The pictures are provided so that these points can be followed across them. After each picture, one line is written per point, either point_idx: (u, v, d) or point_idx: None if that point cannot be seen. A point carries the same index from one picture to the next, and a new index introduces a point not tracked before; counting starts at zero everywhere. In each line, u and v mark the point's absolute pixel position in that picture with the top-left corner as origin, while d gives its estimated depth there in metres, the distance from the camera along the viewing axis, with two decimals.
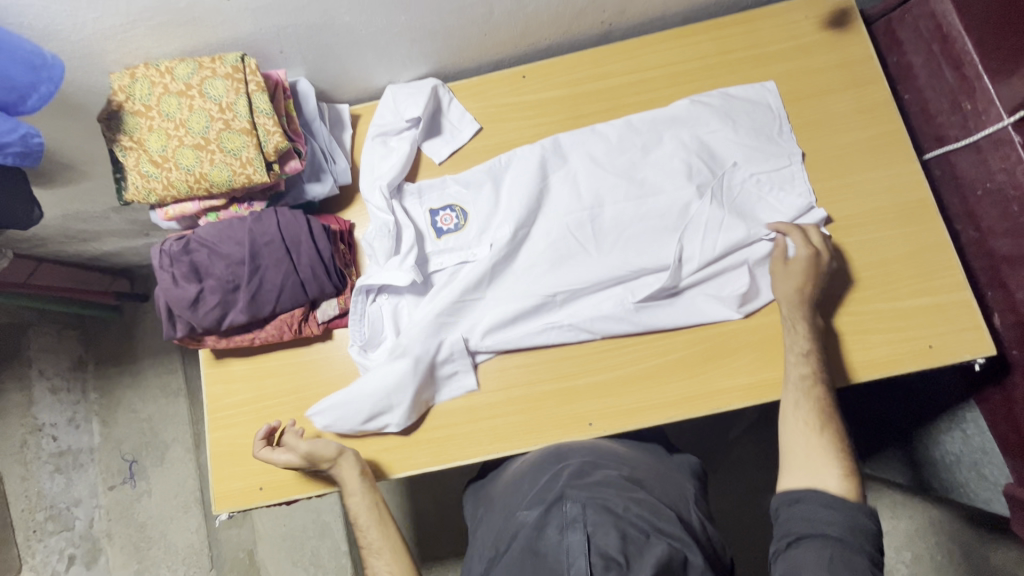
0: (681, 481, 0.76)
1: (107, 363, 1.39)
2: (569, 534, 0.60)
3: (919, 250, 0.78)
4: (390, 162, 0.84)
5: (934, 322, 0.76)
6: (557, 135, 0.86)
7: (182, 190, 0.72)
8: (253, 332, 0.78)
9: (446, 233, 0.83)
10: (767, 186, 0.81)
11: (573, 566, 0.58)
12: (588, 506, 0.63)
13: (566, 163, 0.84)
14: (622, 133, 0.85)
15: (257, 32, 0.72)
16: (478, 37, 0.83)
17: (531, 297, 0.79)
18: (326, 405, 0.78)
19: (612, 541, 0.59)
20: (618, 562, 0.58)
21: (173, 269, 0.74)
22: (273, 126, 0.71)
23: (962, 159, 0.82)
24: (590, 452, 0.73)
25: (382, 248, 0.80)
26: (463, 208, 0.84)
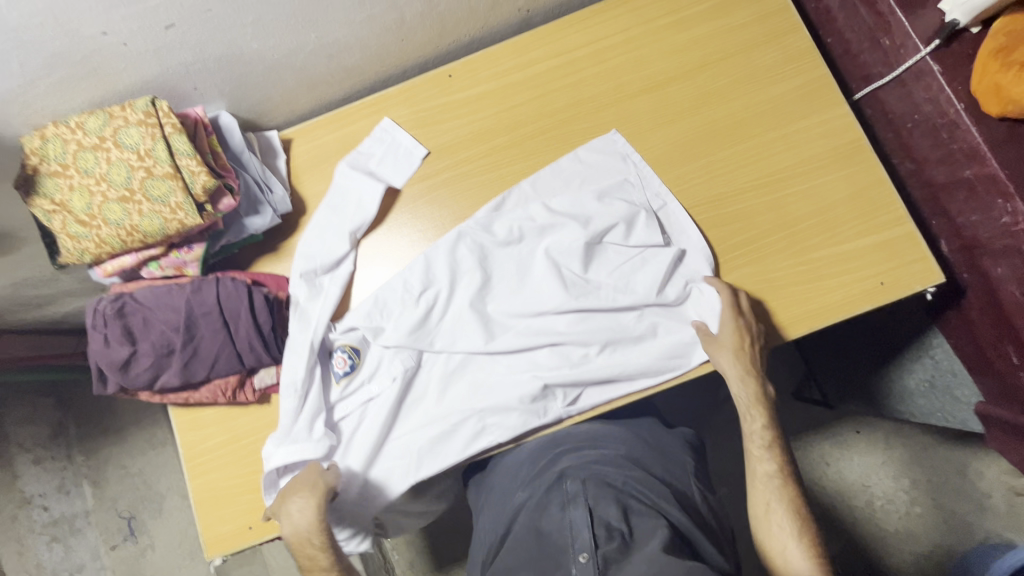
0: (678, 454, 0.77)
1: (88, 424, 1.37)
2: (572, 509, 0.64)
3: (860, 190, 0.79)
4: (317, 313, 0.80)
5: (883, 259, 0.77)
6: (427, 252, 0.83)
7: (115, 245, 0.70)
8: (185, 393, 0.76)
9: (343, 377, 0.80)
10: (641, 254, 0.80)
11: (578, 539, 0.61)
12: (588, 482, 0.67)
13: (439, 277, 0.82)
14: (493, 221, 0.83)
15: (166, 72, 0.70)
16: (396, 44, 0.82)
17: (448, 418, 0.79)
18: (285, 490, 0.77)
19: (614, 512, 0.63)
20: (621, 531, 0.62)
21: (106, 331, 0.71)
22: (197, 166, 0.69)
23: (889, 95, 0.83)
24: (586, 435, 0.77)
25: (286, 422, 0.77)
26: (355, 348, 0.81)
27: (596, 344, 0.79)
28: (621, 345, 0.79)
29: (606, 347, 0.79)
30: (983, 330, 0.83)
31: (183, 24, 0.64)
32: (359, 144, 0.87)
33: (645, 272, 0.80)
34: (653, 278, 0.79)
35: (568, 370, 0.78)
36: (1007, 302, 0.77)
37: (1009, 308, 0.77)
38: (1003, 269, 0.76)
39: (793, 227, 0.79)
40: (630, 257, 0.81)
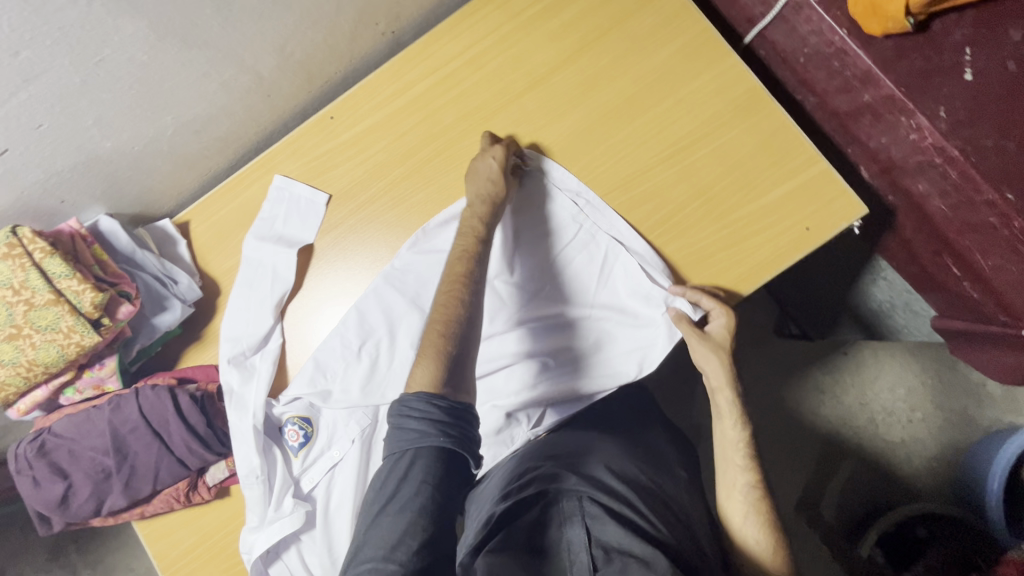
0: (674, 468, 0.77)
1: (82, 539, 1.35)
2: (569, 530, 0.63)
3: (767, 139, 0.77)
4: (252, 390, 0.77)
5: (803, 205, 0.75)
6: (356, 304, 0.79)
7: (19, 383, 0.67)
8: (139, 507, 0.75)
9: (300, 448, 0.78)
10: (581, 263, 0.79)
11: (577, 563, 0.60)
12: (585, 500, 0.66)
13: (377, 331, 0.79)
14: (415, 262, 0.79)
15: (22, 195, 0.66)
16: (264, 101, 0.79)
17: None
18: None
19: (613, 531, 0.62)
20: (619, 551, 0.60)
21: (34, 471, 0.70)
22: (79, 284, 0.66)
23: (775, 34, 0.80)
24: (579, 446, 0.75)
25: (255, 507, 0.74)
26: (306, 417, 0.79)
27: (552, 358, 0.81)
28: (578, 356, 0.80)
29: (562, 362, 0.80)
30: (922, 249, 0.81)
31: (17, 145, 0.60)
32: (260, 211, 0.83)
33: (592, 290, 0.79)
34: (600, 295, 0.78)
35: (528, 392, 0.81)
36: (937, 217, 0.75)
37: (938, 222, 0.75)
38: (924, 185, 0.74)
39: (708, 191, 0.77)
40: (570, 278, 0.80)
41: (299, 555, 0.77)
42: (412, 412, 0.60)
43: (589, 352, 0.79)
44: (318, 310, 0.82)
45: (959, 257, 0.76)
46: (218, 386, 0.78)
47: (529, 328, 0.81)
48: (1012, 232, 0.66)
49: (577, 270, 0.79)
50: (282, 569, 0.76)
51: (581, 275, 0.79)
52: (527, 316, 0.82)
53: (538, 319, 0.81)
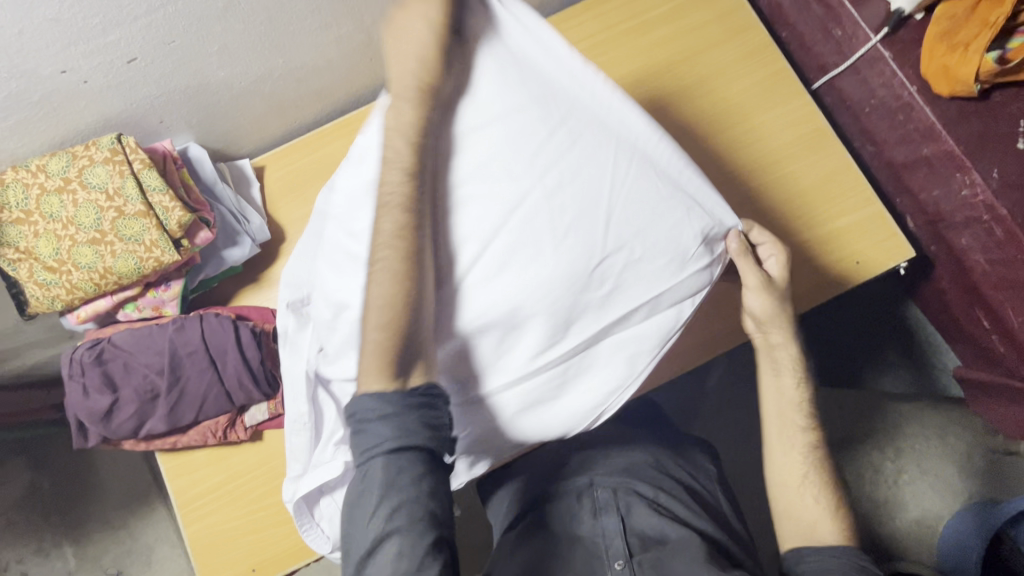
0: (703, 462, 0.80)
1: (65, 481, 1.30)
2: (604, 518, 0.67)
3: (829, 175, 0.82)
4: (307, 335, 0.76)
5: (857, 240, 0.80)
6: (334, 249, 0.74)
7: (88, 289, 0.67)
8: (174, 436, 0.74)
9: None
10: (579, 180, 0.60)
11: (613, 547, 0.64)
12: (618, 491, 0.70)
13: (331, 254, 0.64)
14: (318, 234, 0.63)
15: (130, 108, 0.68)
16: (364, 63, 0.82)
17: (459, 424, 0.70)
18: (325, 520, 0.74)
19: (649, 519, 0.66)
20: (654, 538, 0.65)
21: (84, 379, 0.69)
22: (171, 202, 0.67)
23: (845, 83, 0.87)
24: (612, 441, 0.78)
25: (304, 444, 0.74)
26: None
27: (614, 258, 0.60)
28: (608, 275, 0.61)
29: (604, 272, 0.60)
30: (956, 296, 0.87)
31: (145, 56, 0.62)
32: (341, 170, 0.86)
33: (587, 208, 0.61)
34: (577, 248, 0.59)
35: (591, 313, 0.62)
36: (975, 270, 0.81)
37: (977, 276, 0.81)
38: (968, 240, 0.79)
39: (770, 216, 0.82)
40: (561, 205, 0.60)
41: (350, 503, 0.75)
42: (368, 414, 0.53)
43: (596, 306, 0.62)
44: None
45: (992, 310, 0.81)
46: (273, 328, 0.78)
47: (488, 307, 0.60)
48: None
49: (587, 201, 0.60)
50: (332, 510, 0.74)
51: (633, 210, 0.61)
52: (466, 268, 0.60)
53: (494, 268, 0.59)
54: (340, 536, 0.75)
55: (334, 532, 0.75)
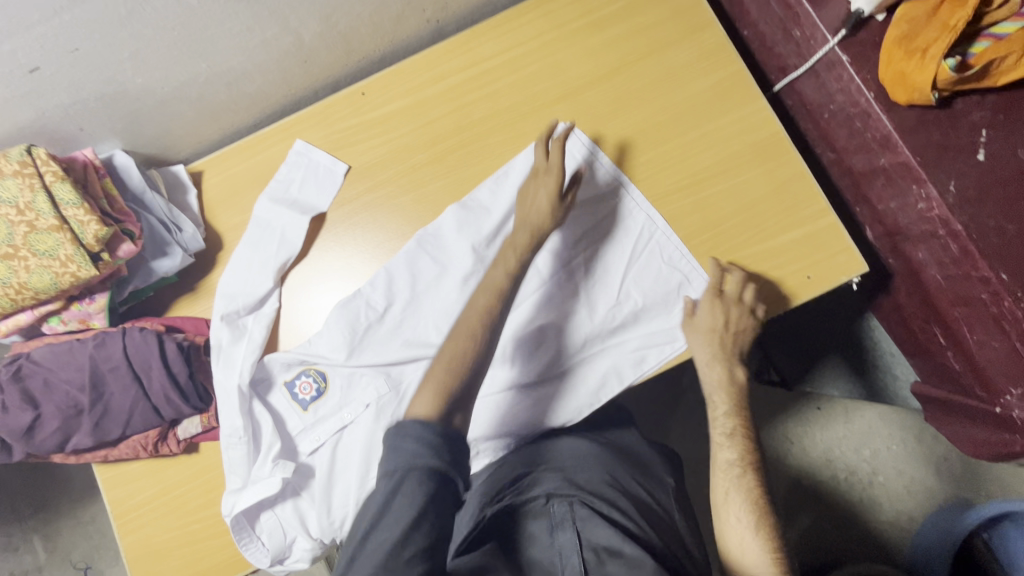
0: (660, 475, 0.78)
1: (34, 476, 1.32)
2: (560, 534, 0.63)
3: (782, 185, 0.79)
4: (243, 351, 0.76)
5: (807, 253, 0.77)
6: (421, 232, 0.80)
7: (5, 304, 0.66)
8: (104, 450, 0.74)
9: (310, 403, 0.77)
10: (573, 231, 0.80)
11: (567, 564, 0.61)
12: (574, 503, 0.66)
13: (441, 252, 0.80)
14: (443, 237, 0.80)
15: (42, 116, 0.65)
16: (300, 66, 0.79)
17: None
18: (266, 534, 0.75)
19: (603, 531, 0.63)
20: (608, 552, 0.61)
21: (5, 396, 0.68)
22: (85, 215, 0.65)
23: (805, 86, 0.83)
24: (572, 452, 0.75)
25: (239, 458, 0.74)
26: (318, 371, 0.78)
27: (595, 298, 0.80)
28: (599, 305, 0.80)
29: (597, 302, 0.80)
30: (913, 310, 0.84)
31: (49, 65, 0.60)
32: (276, 174, 0.83)
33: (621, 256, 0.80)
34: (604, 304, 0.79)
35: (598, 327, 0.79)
36: (932, 286, 0.77)
37: (932, 292, 0.78)
38: (924, 254, 0.76)
39: (718, 226, 0.79)
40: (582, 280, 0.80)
41: (293, 516, 0.76)
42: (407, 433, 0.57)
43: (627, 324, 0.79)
44: (319, 280, 0.82)
45: (947, 328, 0.78)
46: (205, 340, 0.77)
47: (542, 300, 0.80)
48: (1000, 311, 0.68)
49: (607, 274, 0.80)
50: (273, 524, 0.76)
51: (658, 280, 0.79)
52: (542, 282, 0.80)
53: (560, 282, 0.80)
54: (279, 549, 0.76)
55: (274, 544, 0.76)
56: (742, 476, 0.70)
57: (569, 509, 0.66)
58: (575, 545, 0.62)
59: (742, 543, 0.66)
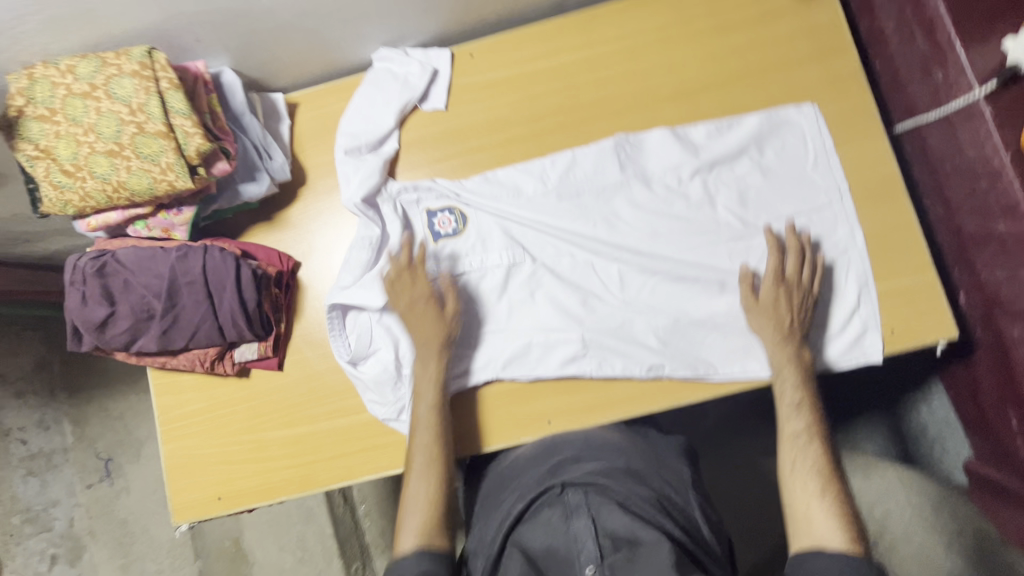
0: (676, 465, 0.74)
1: (74, 364, 1.36)
2: (575, 521, 0.59)
3: (885, 231, 0.75)
4: (364, 176, 0.78)
5: (896, 306, 0.74)
6: (620, 137, 0.79)
7: (100, 200, 0.67)
8: (164, 357, 0.75)
9: (445, 238, 0.80)
10: (753, 185, 0.78)
11: (584, 551, 0.56)
12: (589, 490, 0.62)
13: (625, 171, 0.79)
14: (668, 150, 0.79)
15: (165, 21, 0.65)
16: (417, 14, 0.77)
17: (554, 332, 0.78)
18: (354, 333, 0.78)
19: (619, 517, 0.59)
20: (627, 540, 0.57)
21: (85, 288, 0.70)
22: (192, 127, 0.65)
23: (933, 133, 0.78)
24: (583, 444, 0.72)
25: (359, 261, 0.78)
26: (462, 213, 0.81)
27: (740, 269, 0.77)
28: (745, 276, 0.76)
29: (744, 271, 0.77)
30: (991, 386, 0.80)
31: None
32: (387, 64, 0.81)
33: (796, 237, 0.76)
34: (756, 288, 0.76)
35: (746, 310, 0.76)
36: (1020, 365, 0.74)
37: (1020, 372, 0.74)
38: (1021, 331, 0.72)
39: None
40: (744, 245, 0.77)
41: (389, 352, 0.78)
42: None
43: None
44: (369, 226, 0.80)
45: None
46: (276, 271, 0.77)
47: (687, 251, 0.78)
48: None
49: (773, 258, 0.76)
50: (363, 326, 0.78)
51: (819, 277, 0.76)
52: (693, 232, 0.78)
53: (710, 230, 0.78)
54: (360, 351, 0.77)
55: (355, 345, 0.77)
56: (809, 444, 0.67)
57: (581, 494, 0.62)
58: (591, 531, 0.58)
59: (812, 502, 0.64)
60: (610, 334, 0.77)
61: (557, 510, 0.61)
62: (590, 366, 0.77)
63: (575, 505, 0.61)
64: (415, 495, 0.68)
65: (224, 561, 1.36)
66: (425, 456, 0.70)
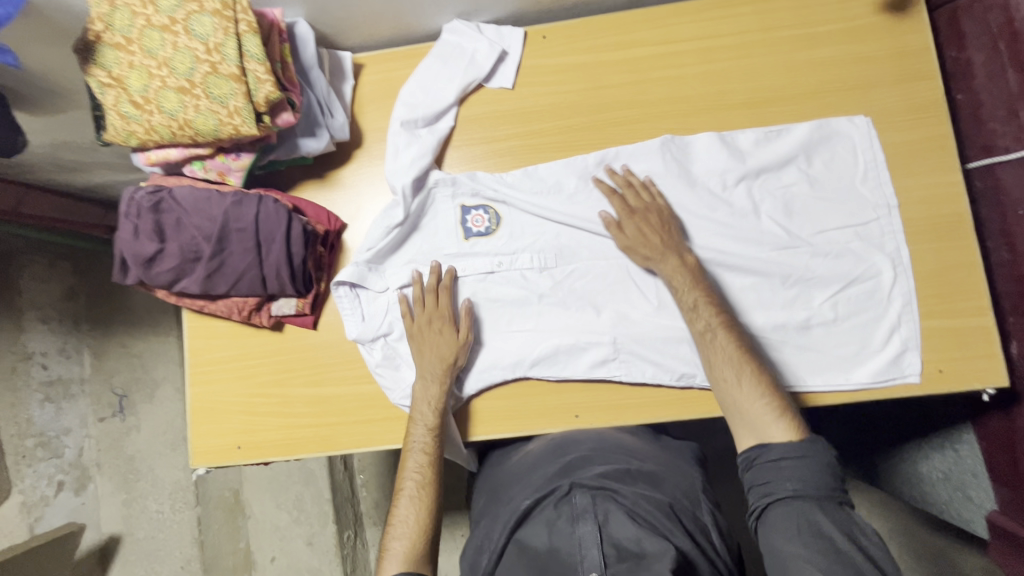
0: (686, 467, 0.73)
1: (100, 298, 1.37)
2: (581, 526, 0.58)
3: (947, 269, 0.73)
4: (412, 155, 0.78)
5: (947, 346, 0.72)
6: (667, 137, 0.77)
7: (164, 135, 0.66)
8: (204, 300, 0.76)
9: (475, 235, 0.79)
10: (804, 199, 0.76)
11: (587, 559, 0.55)
12: (597, 495, 0.61)
13: (673, 175, 0.77)
14: (717, 156, 0.77)
15: None
16: None
17: (579, 332, 0.76)
18: (370, 313, 0.78)
19: (627, 528, 0.57)
20: (633, 551, 0.55)
21: (138, 221, 0.70)
22: (264, 74, 0.64)
23: (1008, 173, 0.75)
24: (596, 443, 0.71)
25: (388, 244, 0.78)
26: (496, 211, 0.80)
27: (785, 277, 0.75)
28: (794, 281, 0.74)
29: (787, 284, 0.75)
30: None
31: None
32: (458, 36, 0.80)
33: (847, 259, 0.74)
34: (794, 301, 0.74)
35: (785, 327, 0.74)
36: None
37: None
38: None
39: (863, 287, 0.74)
40: (790, 257, 0.75)
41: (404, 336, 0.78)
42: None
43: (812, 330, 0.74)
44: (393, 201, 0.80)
45: None
46: (324, 231, 0.77)
47: (731, 255, 0.75)
48: None
49: (815, 271, 0.74)
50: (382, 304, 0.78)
51: (864, 296, 0.73)
52: (738, 238, 0.76)
53: (756, 239, 0.75)
54: (373, 331, 0.77)
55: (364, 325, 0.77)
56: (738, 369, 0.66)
57: (586, 498, 0.60)
58: (596, 540, 0.56)
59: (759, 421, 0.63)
60: (643, 336, 0.76)
61: (559, 513, 0.61)
62: (619, 371, 0.75)
63: (579, 510, 0.60)
64: (404, 514, 0.68)
65: (222, 510, 1.38)
66: (423, 451, 0.71)
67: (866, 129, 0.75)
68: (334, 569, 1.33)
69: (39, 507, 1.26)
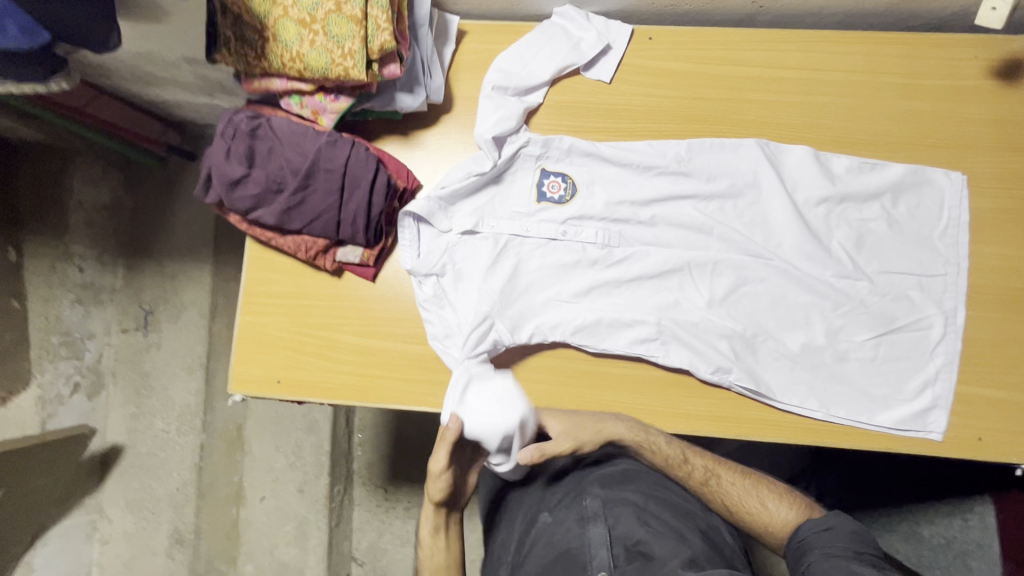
0: None
1: (144, 213, 1.38)
2: (591, 528, 0.65)
3: (1007, 341, 0.74)
4: (503, 114, 0.78)
5: (991, 416, 0.73)
6: (762, 142, 0.77)
7: (274, 64, 0.67)
8: (274, 234, 0.76)
9: (548, 200, 0.79)
10: (879, 234, 0.76)
11: (596, 558, 0.62)
12: (608, 500, 0.68)
13: (759, 186, 0.77)
14: (806, 176, 0.77)
15: None
16: None
17: (628, 313, 0.77)
18: (427, 250, 0.79)
19: (635, 530, 0.64)
20: (641, 552, 0.61)
21: (232, 143, 0.71)
22: (384, 22, 0.65)
23: None
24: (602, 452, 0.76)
25: (461, 189, 0.78)
26: (575, 183, 0.80)
27: (841, 308, 0.75)
28: (847, 313, 0.75)
29: (841, 317, 0.75)
30: None
31: None
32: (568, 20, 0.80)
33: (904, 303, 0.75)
34: (839, 332, 0.75)
35: (830, 356, 0.75)
36: None
37: None
38: None
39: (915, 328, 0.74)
40: (849, 289, 0.75)
41: (456, 280, 0.79)
42: None
43: (854, 364, 0.75)
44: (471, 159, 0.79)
45: None
46: (402, 187, 0.77)
47: (793, 274, 0.76)
48: None
49: (869, 307, 0.75)
50: (442, 245, 0.79)
51: (908, 344, 0.74)
52: (806, 260, 0.76)
53: (822, 264, 0.76)
54: (427, 268, 0.77)
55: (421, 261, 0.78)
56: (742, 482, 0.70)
57: (597, 504, 0.67)
58: (603, 541, 0.63)
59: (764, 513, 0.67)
60: (692, 333, 0.76)
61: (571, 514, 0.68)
62: (657, 352, 0.76)
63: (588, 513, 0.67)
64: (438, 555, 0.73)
65: (224, 442, 1.39)
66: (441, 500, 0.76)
67: (956, 179, 0.75)
68: (321, 519, 1.35)
69: (53, 404, 1.25)
